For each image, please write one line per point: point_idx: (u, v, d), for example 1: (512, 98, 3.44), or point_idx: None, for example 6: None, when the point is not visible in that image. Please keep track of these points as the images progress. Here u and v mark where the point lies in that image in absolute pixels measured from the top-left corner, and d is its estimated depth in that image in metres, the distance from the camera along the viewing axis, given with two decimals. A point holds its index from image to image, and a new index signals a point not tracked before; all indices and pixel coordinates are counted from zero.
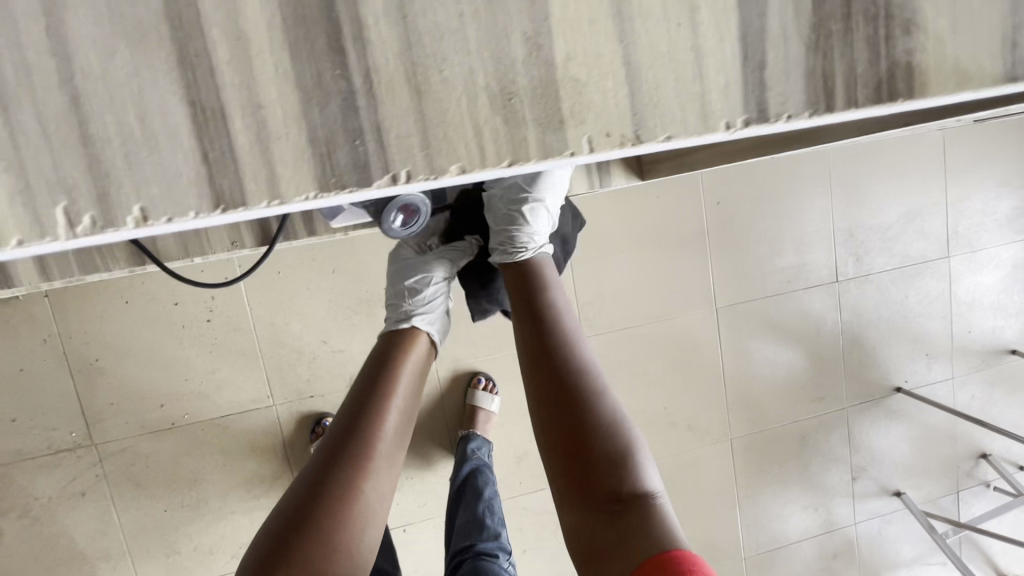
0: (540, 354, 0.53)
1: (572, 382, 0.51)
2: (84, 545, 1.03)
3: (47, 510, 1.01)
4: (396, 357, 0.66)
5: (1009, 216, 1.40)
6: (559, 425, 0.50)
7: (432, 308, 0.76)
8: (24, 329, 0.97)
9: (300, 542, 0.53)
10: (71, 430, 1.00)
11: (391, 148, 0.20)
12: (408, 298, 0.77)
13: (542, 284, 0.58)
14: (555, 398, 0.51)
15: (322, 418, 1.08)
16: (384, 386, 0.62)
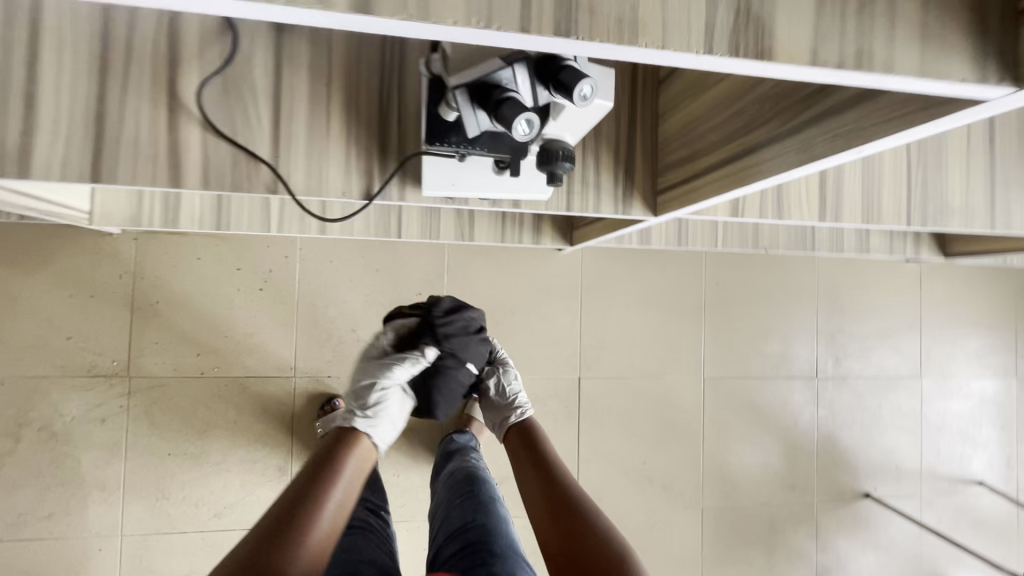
0: (541, 476, 0.71)
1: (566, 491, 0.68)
2: (88, 470, 1.10)
3: (65, 429, 1.09)
4: (341, 452, 0.71)
5: (980, 351, 1.53)
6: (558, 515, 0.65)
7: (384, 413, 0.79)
8: (105, 262, 1.11)
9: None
10: (113, 357, 1.11)
11: (496, 7, 0.28)
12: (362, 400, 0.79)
13: (539, 441, 0.79)
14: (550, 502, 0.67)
15: (332, 398, 1.18)
16: (327, 475, 0.66)
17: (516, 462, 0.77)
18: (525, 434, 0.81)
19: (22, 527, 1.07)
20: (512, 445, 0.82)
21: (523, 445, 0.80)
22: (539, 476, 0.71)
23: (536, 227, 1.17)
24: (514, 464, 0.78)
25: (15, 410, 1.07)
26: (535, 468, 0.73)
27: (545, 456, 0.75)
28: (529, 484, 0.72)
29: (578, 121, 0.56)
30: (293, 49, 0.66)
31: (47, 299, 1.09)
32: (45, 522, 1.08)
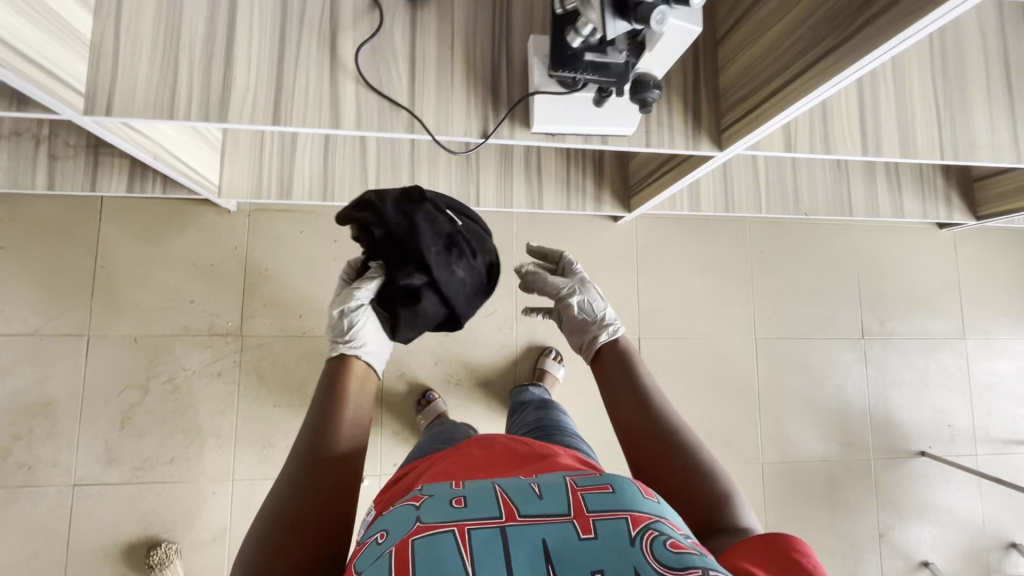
0: (638, 401, 0.79)
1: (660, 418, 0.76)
2: (205, 419, 1.23)
3: (186, 381, 1.23)
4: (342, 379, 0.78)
5: (1020, 312, 1.59)
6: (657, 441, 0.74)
7: (365, 334, 0.86)
8: (224, 235, 1.28)
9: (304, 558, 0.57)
10: (229, 317, 1.26)
11: None
12: (347, 326, 0.86)
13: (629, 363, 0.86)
14: (649, 425, 0.76)
15: (427, 392, 1.29)
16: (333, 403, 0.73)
17: (609, 384, 0.85)
18: (618, 353, 0.88)
19: (148, 470, 1.19)
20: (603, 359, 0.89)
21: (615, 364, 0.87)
22: (637, 397, 0.79)
23: (597, 196, 1.31)
24: (605, 378, 0.86)
25: (145, 364, 1.22)
26: (634, 392, 0.81)
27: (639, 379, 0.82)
28: (625, 402, 0.79)
29: (667, 54, 0.68)
30: (424, 21, 0.82)
31: (175, 266, 1.26)
32: (167, 467, 1.20)
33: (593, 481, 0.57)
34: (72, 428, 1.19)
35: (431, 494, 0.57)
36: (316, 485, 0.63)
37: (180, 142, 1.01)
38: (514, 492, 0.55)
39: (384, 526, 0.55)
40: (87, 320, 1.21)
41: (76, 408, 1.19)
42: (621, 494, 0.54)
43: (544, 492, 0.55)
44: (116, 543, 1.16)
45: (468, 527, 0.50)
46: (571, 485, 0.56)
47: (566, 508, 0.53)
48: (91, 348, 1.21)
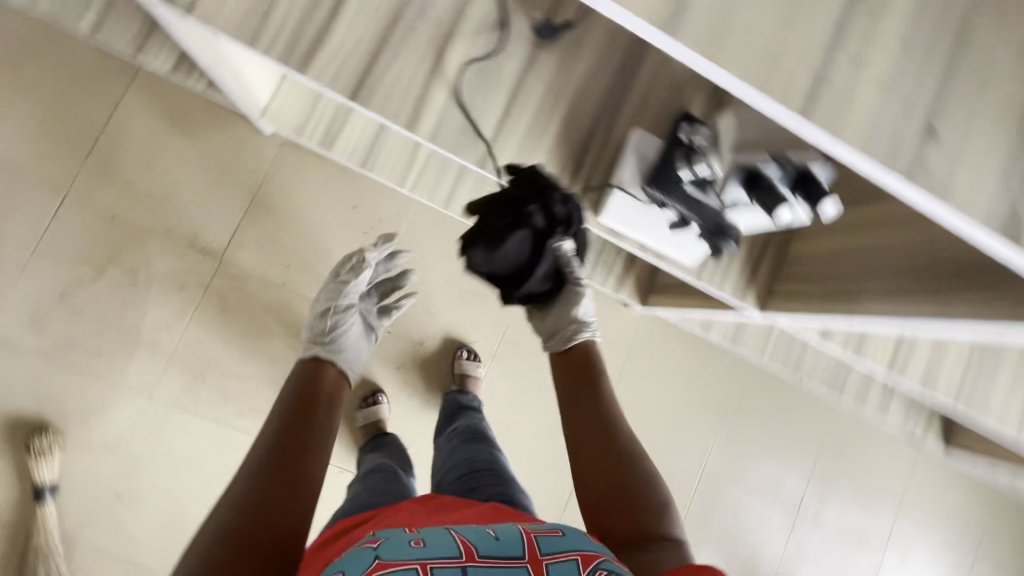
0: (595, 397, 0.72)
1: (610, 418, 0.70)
2: (147, 324, 1.15)
3: (146, 279, 1.16)
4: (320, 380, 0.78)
5: (943, 549, 1.63)
6: (603, 441, 0.67)
7: (341, 342, 0.92)
8: (247, 153, 1.20)
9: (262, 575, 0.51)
10: (216, 236, 1.19)
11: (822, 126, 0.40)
12: (324, 332, 0.94)
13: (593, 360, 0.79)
14: (599, 424, 0.69)
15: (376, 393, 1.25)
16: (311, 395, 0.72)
17: (568, 379, 0.77)
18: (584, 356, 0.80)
19: (72, 350, 1.13)
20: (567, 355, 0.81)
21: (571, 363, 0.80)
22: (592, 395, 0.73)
23: (620, 279, 1.28)
24: (563, 374, 0.79)
25: (112, 245, 1.15)
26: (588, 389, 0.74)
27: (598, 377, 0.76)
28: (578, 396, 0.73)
29: (759, 223, 0.66)
30: (541, 64, 0.77)
31: (184, 161, 1.18)
32: (89, 355, 1.13)
33: (545, 526, 0.51)
34: (16, 276, 1.12)
35: (389, 534, 0.48)
36: (272, 485, 0.57)
37: (237, 58, 0.93)
38: (473, 533, 0.47)
39: (335, 572, 0.45)
40: (72, 177, 1.13)
41: (27, 259, 1.12)
42: (569, 538, 0.48)
43: (499, 534, 0.48)
44: (11, 409, 1.10)
45: (432, 567, 0.42)
46: (523, 528, 0.49)
47: (521, 550, 0.46)
48: (65, 206, 1.13)
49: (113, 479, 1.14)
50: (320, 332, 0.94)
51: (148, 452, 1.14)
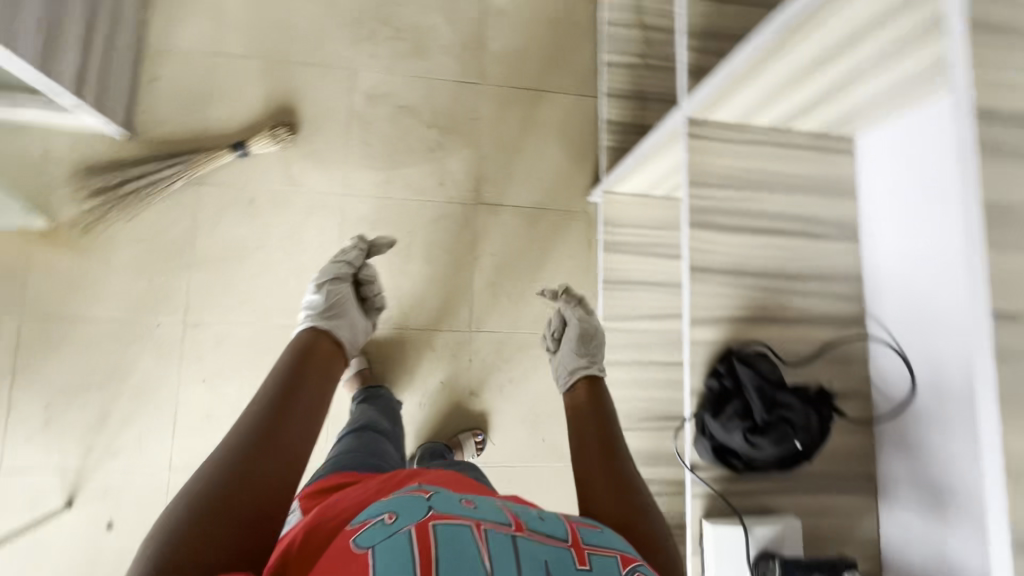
0: (607, 443, 0.87)
1: (616, 458, 0.84)
2: (403, 173, 1.37)
3: (439, 159, 1.39)
4: (311, 364, 0.90)
5: None
6: (599, 472, 0.82)
7: (346, 324, 1.06)
8: (567, 190, 1.43)
9: (238, 534, 0.62)
10: (494, 195, 1.41)
11: None
12: (329, 312, 1.06)
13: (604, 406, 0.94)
14: (601, 458, 0.84)
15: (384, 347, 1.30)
16: (301, 384, 0.84)
17: (577, 424, 0.92)
18: (595, 394, 0.97)
19: (365, 128, 1.36)
20: (580, 399, 0.97)
21: (590, 409, 0.94)
22: (606, 435, 0.88)
23: None
24: (574, 417, 0.94)
25: (456, 128, 1.41)
26: (599, 430, 0.89)
27: (614, 429, 0.90)
28: (587, 437, 0.88)
29: None
30: None
31: (540, 151, 1.44)
32: (363, 143, 1.36)
33: (587, 522, 0.67)
34: (407, 73, 1.40)
35: (441, 493, 0.64)
36: (249, 460, 0.68)
37: (665, 166, 1.14)
38: (521, 515, 0.63)
39: (392, 509, 0.61)
40: (495, 84, 1.44)
41: (423, 76, 1.41)
42: (603, 536, 0.63)
43: (545, 517, 0.64)
44: (302, 103, 1.33)
45: (485, 527, 0.58)
46: (566, 521, 0.64)
47: (564, 535, 0.61)
48: (473, 87, 1.43)
49: (266, 192, 1.29)
50: (325, 309, 1.06)
51: (298, 212, 1.30)
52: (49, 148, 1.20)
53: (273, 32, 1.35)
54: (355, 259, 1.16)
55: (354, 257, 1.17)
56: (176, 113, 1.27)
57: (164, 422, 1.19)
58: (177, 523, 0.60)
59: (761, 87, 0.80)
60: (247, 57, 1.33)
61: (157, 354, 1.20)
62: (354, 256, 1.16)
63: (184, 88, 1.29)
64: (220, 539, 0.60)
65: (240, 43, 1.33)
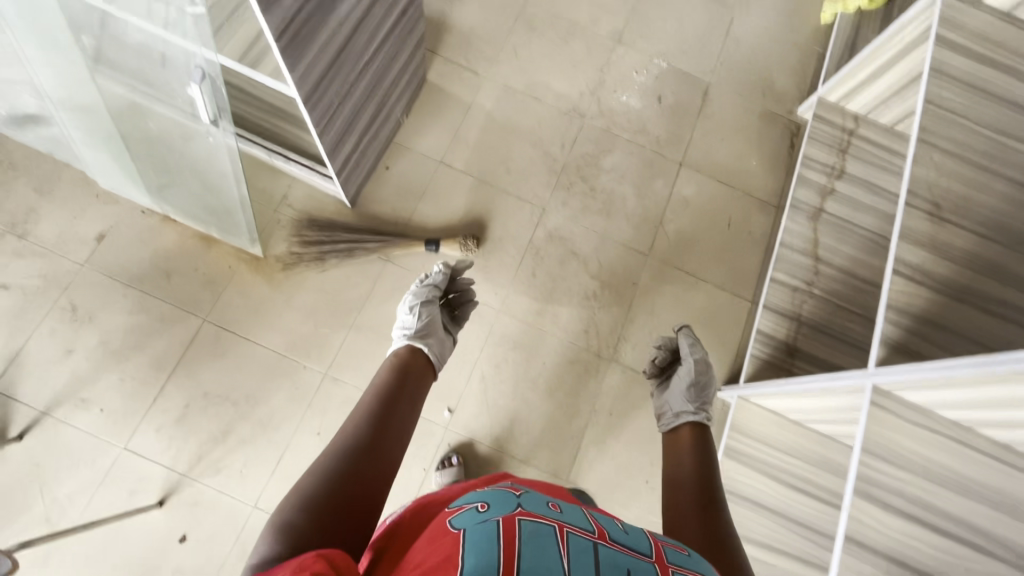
0: (702, 477, 0.96)
1: (713, 488, 0.94)
2: (556, 310, 1.46)
3: (591, 308, 1.48)
4: (406, 383, 0.99)
5: None
6: (694, 496, 0.92)
7: (435, 343, 1.14)
8: None
9: (340, 525, 0.69)
10: (630, 358, 1.46)
11: None
12: (425, 332, 1.14)
13: (704, 449, 1.04)
14: (696, 487, 0.94)
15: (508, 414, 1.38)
16: (397, 400, 0.93)
17: (674, 464, 1.03)
18: (693, 435, 1.08)
19: (537, 260, 1.49)
20: (682, 438, 1.08)
21: (688, 450, 1.05)
22: (701, 471, 0.98)
23: None
24: (674, 457, 1.05)
25: (615, 285, 1.51)
26: (697, 467, 0.99)
27: (711, 469, 0.99)
28: (684, 472, 0.99)
29: None
30: None
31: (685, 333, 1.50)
32: (531, 272, 1.48)
33: (675, 544, 0.64)
34: (589, 225, 1.55)
35: (529, 494, 0.62)
36: (352, 460, 0.77)
37: (840, 413, 1.09)
38: (606, 527, 0.60)
39: (485, 499, 0.60)
40: (662, 259, 1.55)
41: (601, 233, 1.54)
42: (689, 561, 0.61)
43: (630, 532, 0.61)
44: (494, 222, 1.50)
45: (570, 530, 0.55)
46: (651, 539, 0.61)
47: (648, 553, 0.58)
48: (642, 256, 1.54)
49: None
50: (420, 330, 1.14)
51: None
52: (288, 194, 1.43)
53: (492, 160, 1.56)
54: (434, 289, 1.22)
55: (427, 290, 1.21)
56: (394, 199, 1.48)
57: (269, 458, 1.25)
58: (295, 506, 0.68)
59: (961, 394, 0.82)
60: (464, 173, 1.54)
61: (291, 394, 1.30)
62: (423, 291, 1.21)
63: (407, 183, 1.51)
64: (326, 526, 0.67)
65: (463, 161, 1.55)
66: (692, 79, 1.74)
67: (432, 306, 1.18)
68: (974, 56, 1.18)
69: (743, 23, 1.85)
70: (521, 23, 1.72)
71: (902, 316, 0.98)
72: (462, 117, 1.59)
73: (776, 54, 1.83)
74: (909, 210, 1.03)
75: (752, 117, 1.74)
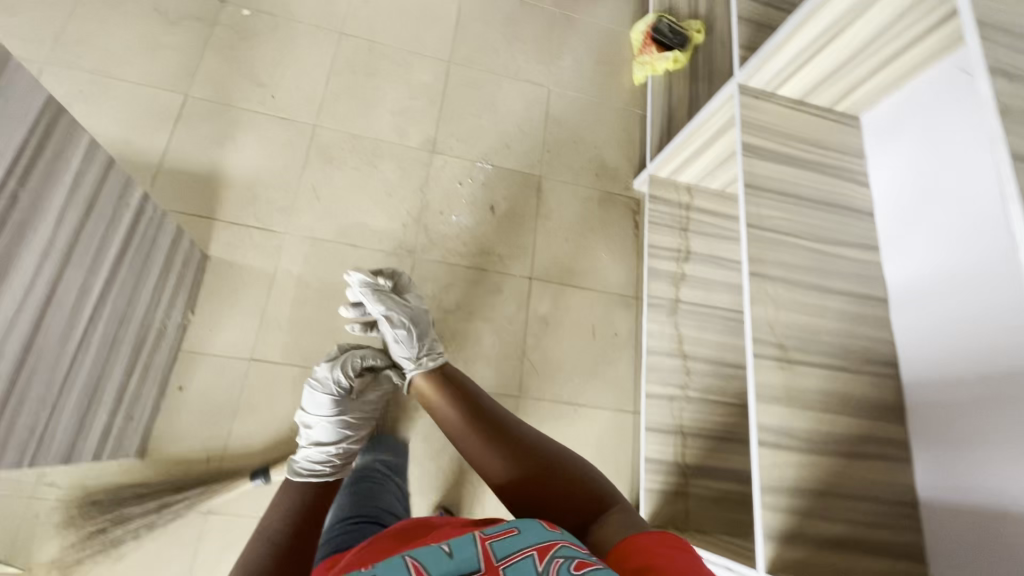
0: (478, 414, 0.87)
1: (501, 420, 0.86)
2: (430, 498, 1.28)
3: (469, 479, 1.31)
4: (313, 498, 0.95)
5: None
6: (493, 442, 0.83)
7: (348, 455, 1.08)
8: None
9: None
10: None
11: None
12: (340, 448, 1.07)
13: (451, 386, 0.95)
14: (487, 427, 0.85)
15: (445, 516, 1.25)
16: (296, 518, 0.88)
17: (441, 416, 0.91)
18: (441, 377, 0.97)
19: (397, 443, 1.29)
20: (423, 384, 0.98)
21: (446, 385, 0.95)
22: (474, 412, 0.88)
23: None
24: (434, 403, 0.94)
25: None
26: (464, 409, 0.89)
27: (481, 402, 0.90)
28: (459, 423, 0.87)
29: None
30: None
31: None
32: None
33: (500, 527, 0.57)
34: None
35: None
36: None
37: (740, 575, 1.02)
38: (422, 559, 0.52)
39: None
40: (534, 394, 1.42)
41: None
42: (524, 531, 0.55)
43: (449, 549, 0.53)
44: None
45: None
46: (476, 536, 0.55)
47: (475, 565, 0.51)
48: (512, 398, 1.40)
49: None
50: (337, 446, 1.06)
51: None
52: (44, 468, 1.09)
53: (316, 336, 1.31)
54: (345, 370, 1.07)
55: (343, 377, 1.07)
56: (199, 427, 1.19)
57: None
58: None
59: None
60: (283, 364, 1.27)
61: None
62: (333, 379, 1.07)
63: (213, 399, 1.21)
64: None
65: (279, 347, 1.28)
66: (522, 176, 1.60)
67: (346, 403, 1.08)
68: (781, 159, 1.14)
69: (559, 98, 1.73)
70: (314, 153, 1.46)
71: (778, 493, 0.91)
72: (266, 291, 1.31)
73: (600, 126, 1.74)
74: (758, 364, 0.97)
75: (591, 204, 1.64)
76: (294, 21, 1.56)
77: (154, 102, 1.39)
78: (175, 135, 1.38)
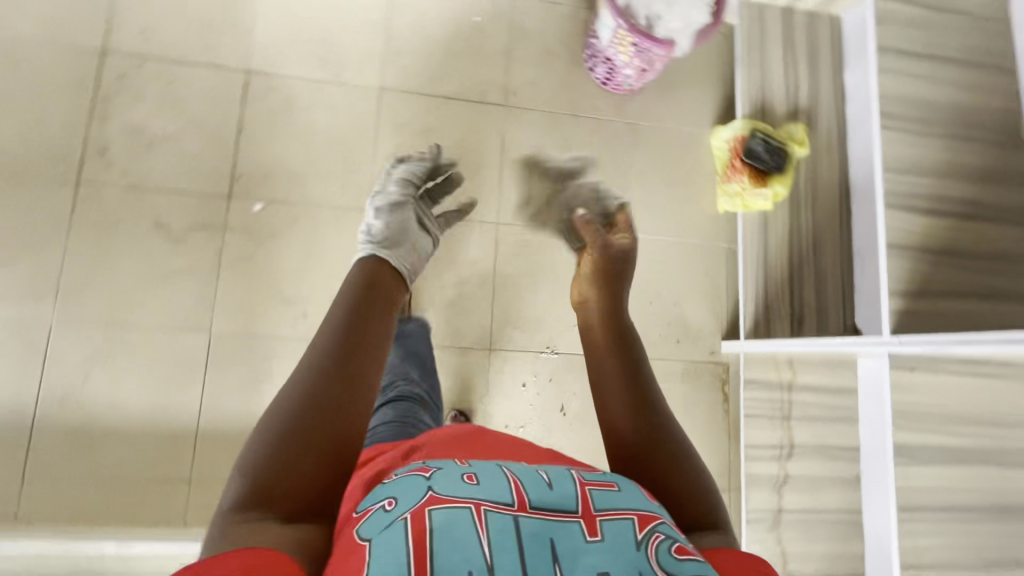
0: (620, 360, 0.82)
1: (648, 386, 0.79)
2: None
3: None
4: (381, 301, 0.83)
5: None
6: (630, 401, 0.76)
7: (393, 237, 1.08)
8: None
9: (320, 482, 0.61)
10: None
11: None
12: (387, 237, 1.07)
13: (607, 326, 0.90)
14: (633, 381, 0.79)
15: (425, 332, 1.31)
16: (360, 320, 0.76)
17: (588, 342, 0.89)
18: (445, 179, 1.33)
19: None
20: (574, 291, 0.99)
21: (603, 330, 0.89)
22: (624, 365, 0.81)
23: None
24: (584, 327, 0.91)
25: None
26: (613, 351, 0.84)
27: (634, 361, 0.82)
28: (607, 365, 0.82)
29: None
30: None
31: None
32: None
33: (600, 479, 0.63)
34: None
35: (443, 469, 0.62)
36: (310, 404, 0.64)
37: None
38: (527, 483, 0.60)
39: (392, 494, 0.60)
40: None
41: None
42: (622, 492, 0.61)
43: (552, 480, 0.61)
44: None
45: (485, 508, 0.55)
46: (580, 479, 0.62)
47: (574, 506, 0.57)
48: None
49: None
50: (386, 229, 1.09)
51: None
52: None
53: None
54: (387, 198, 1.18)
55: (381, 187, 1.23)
56: None
57: None
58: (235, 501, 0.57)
59: None
60: None
61: None
62: (375, 201, 1.20)
63: None
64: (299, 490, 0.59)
65: None
66: None
67: (387, 206, 1.16)
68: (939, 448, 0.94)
69: None
70: None
71: None
72: None
73: (676, 275, 1.49)
74: None
75: (673, 379, 1.45)
76: (312, 207, 1.33)
77: (178, 349, 1.23)
78: (208, 385, 1.23)
